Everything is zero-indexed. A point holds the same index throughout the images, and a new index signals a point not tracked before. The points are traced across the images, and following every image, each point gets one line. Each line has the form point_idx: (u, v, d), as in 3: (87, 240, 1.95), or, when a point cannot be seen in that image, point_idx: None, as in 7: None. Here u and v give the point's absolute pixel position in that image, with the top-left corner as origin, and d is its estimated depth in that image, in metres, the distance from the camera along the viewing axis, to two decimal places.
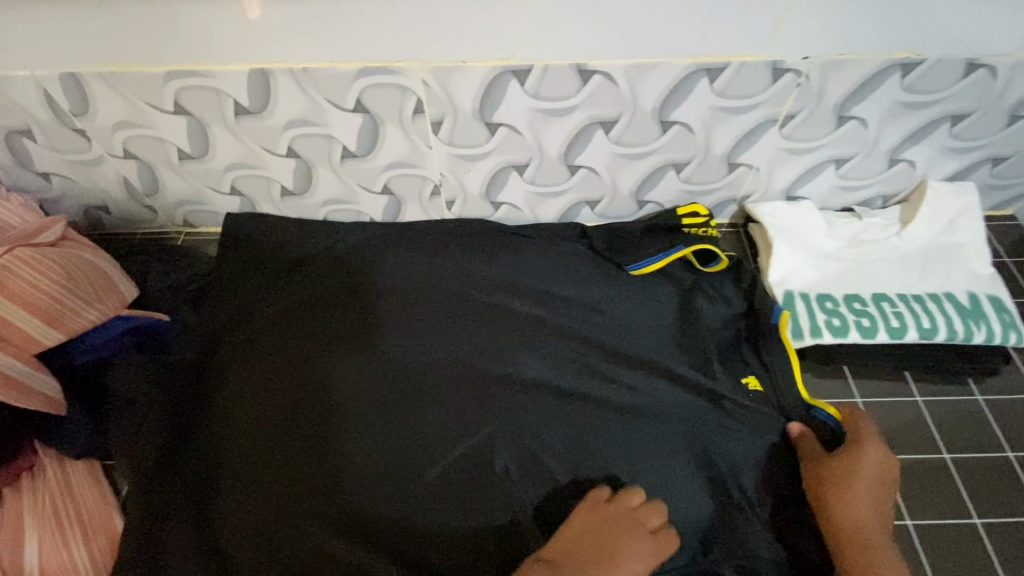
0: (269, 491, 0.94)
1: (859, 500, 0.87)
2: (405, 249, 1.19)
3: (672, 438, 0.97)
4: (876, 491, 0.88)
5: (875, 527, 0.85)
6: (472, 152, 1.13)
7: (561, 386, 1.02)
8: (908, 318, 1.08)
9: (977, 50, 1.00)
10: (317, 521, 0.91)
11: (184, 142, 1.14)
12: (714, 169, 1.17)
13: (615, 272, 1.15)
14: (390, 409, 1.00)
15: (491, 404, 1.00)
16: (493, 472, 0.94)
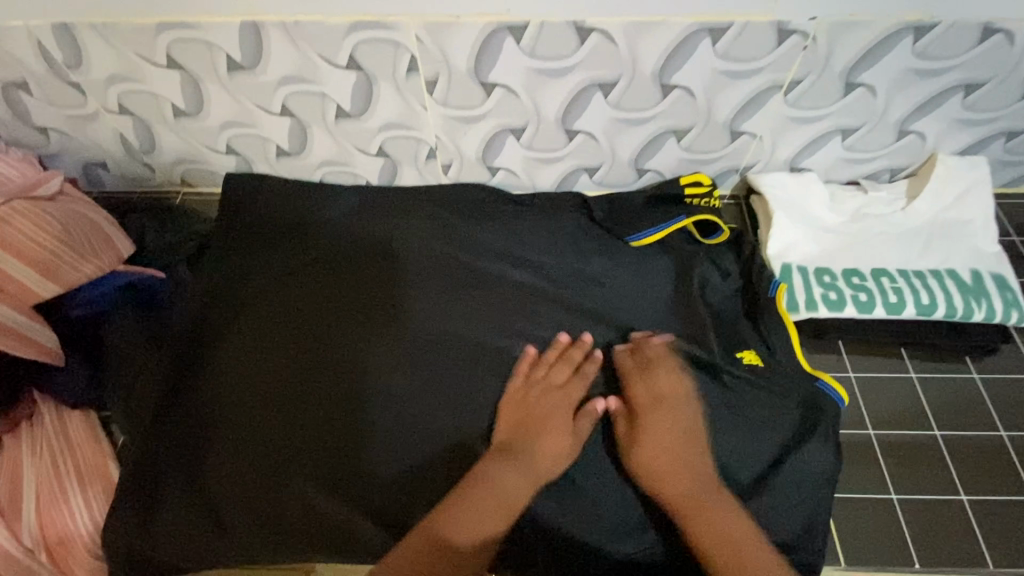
0: (197, 440, 0.73)
1: (662, 473, 0.65)
2: (276, 205, 0.90)
3: None
4: (653, 438, 0.67)
5: (707, 494, 0.63)
6: (354, 117, 0.83)
7: (407, 404, 0.74)
8: (907, 292, 0.78)
9: (991, 12, 0.71)
10: (161, 490, 0.71)
11: (10, 116, 0.86)
12: (624, 175, 0.90)
13: (515, 235, 0.87)
14: (262, 369, 0.77)
15: (378, 411, 0.74)
16: (433, 467, 0.70)
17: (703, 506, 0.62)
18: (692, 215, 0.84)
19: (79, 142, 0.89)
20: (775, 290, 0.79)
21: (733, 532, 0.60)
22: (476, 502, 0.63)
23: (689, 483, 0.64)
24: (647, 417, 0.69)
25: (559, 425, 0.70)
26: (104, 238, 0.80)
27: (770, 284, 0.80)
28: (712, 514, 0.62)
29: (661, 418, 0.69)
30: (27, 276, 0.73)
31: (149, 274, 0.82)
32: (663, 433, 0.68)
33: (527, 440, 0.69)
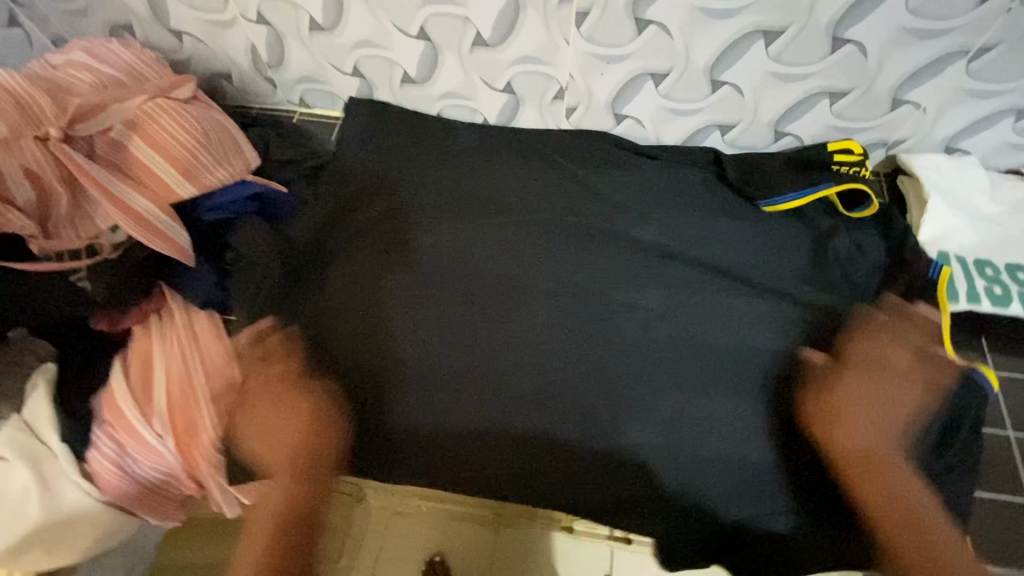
0: (305, 354, 0.75)
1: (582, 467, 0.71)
2: (391, 143, 0.90)
3: (787, 408, 0.71)
4: (858, 389, 0.69)
5: (887, 463, 0.65)
6: (490, 46, 0.80)
7: (512, 343, 0.76)
8: None
9: None
10: (274, 413, 0.72)
11: (148, 15, 0.86)
12: (760, 136, 0.85)
13: (639, 190, 0.86)
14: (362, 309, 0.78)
15: (475, 349, 0.76)
16: (544, 393, 0.73)
17: (886, 468, 0.65)
18: (841, 184, 0.79)
19: (211, 49, 0.90)
20: (940, 273, 0.74)
21: (908, 498, 0.63)
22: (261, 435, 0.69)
23: (868, 455, 0.66)
24: (856, 380, 0.70)
25: (860, 404, 0.68)
26: (236, 147, 0.80)
27: (931, 267, 0.75)
28: (871, 489, 0.64)
29: (879, 390, 0.69)
30: (165, 173, 0.74)
31: (273, 187, 0.82)
32: (874, 430, 0.67)
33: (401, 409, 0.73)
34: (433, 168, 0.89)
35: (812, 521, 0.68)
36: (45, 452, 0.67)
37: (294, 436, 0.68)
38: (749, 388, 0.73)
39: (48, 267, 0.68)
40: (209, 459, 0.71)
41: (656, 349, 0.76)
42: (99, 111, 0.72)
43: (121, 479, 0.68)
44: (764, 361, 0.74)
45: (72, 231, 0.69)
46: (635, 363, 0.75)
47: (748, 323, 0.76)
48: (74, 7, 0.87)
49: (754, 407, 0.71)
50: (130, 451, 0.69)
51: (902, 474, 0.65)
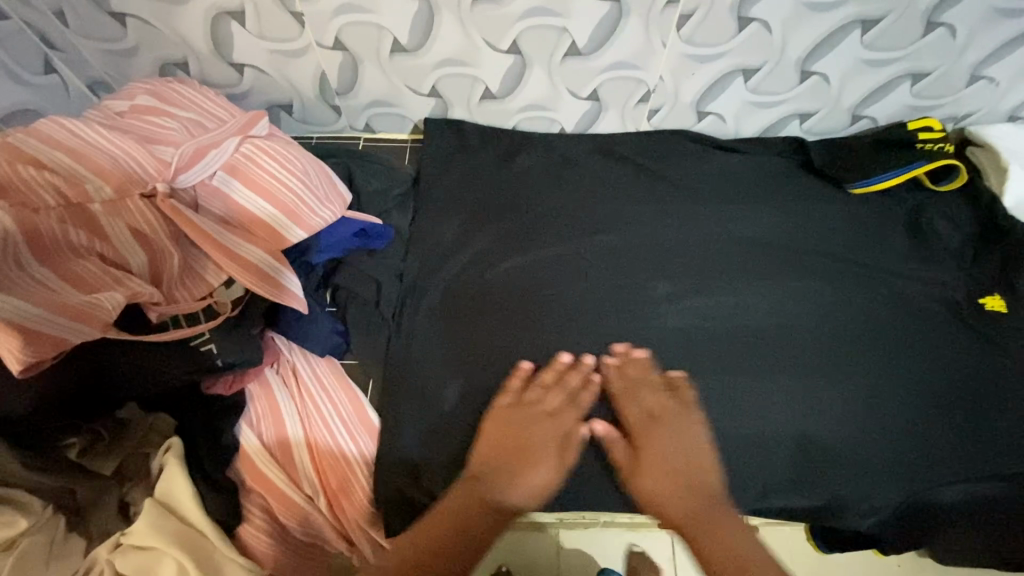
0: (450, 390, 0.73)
1: (648, 473, 0.61)
2: (475, 165, 0.88)
3: (923, 381, 0.73)
4: (670, 472, 0.60)
5: (708, 513, 0.57)
6: (583, 55, 0.79)
7: None
8: None
9: None
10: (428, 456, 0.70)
11: (207, 50, 0.80)
12: (838, 121, 0.88)
13: (729, 184, 0.87)
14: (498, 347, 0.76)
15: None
16: None
17: (716, 532, 0.55)
18: (933, 162, 0.82)
19: (275, 81, 0.85)
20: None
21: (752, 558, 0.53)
22: (502, 452, 0.63)
23: (703, 497, 0.58)
24: (670, 430, 0.63)
25: (660, 434, 0.63)
26: (331, 183, 0.76)
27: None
28: (711, 538, 0.55)
29: (672, 438, 0.63)
30: (272, 218, 0.69)
31: (370, 221, 0.77)
32: (664, 452, 0.62)
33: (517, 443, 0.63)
34: (524, 183, 0.87)
35: (977, 491, 0.68)
36: (196, 531, 0.62)
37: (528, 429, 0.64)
38: (878, 366, 0.74)
39: (176, 335, 0.61)
40: (363, 509, 0.68)
41: (782, 343, 0.77)
42: (198, 158, 0.67)
43: (276, 545, 0.65)
44: (891, 338, 0.76)
45: (186, 292, 0.64)
46: (766, 359, 0.76)
47: (865, 305, 0.78)
48: (121, 46, 0.80)
49: (889, 385, 0.73)
50: (281, 517, 0.66)
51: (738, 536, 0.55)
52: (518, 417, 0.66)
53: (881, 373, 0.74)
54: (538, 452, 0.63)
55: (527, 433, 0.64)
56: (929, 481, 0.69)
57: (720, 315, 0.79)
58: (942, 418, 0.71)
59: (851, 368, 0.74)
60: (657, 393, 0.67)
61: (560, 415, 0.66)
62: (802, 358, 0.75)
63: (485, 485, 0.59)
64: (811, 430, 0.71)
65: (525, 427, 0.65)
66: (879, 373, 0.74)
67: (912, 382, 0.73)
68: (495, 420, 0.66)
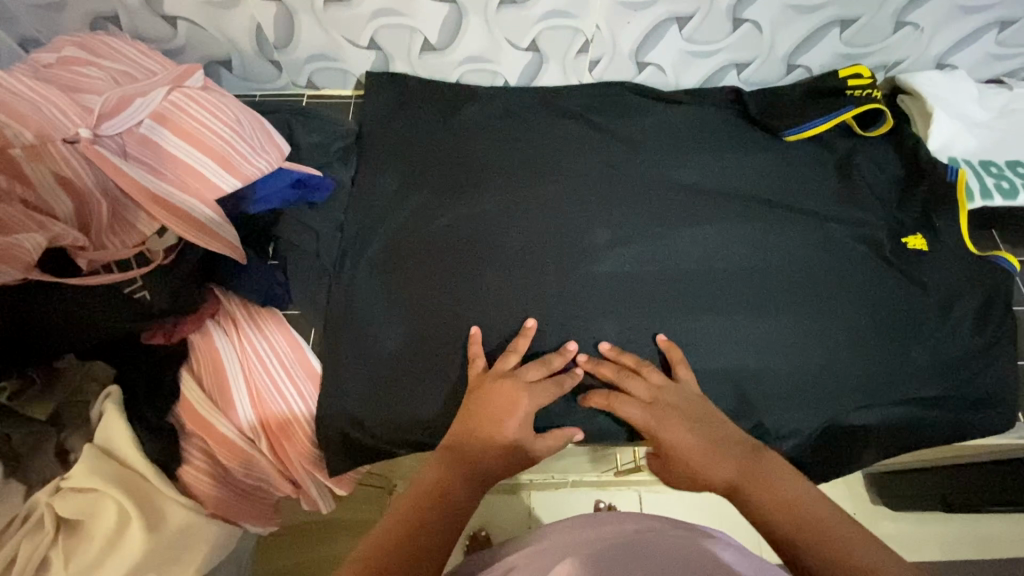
0: (393, 338, 0.75)
1: (688, 455, 0.56)
2: (418, 120, 0.88)
3: (846, 316, 0.77)
4: (698, 436, 0.57)
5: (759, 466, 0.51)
6: (519, 4, 0.79)
7: (585, 307, 0.78)
8: None
9: None
10: (370, 401, 0.72)
11: (136, 1, 0.78)
12: (774, 71, 0.90)
13: (669, 133, 0.89)
14: (439, 291, 0.78)
15: (556, 314, 0.77)
16: (619, 335, 0.77)
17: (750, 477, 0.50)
18: (860, 106, 0.84)
19: (211, 36, 0.84)
20: (957, 175, 0.80)
21: (792, 498, 0.47)
22: (474, 425, 0.59)
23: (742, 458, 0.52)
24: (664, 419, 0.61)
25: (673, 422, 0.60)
26: (267, 135, 0.76)
27: (948, 169, 0.81)
28: (759, 482, 0.49)
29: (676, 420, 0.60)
30: (206, 167, 0.69)
31: (308, 172, 0.77)
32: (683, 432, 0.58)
33: (483, 409, 0.60)
34: (467, 136, 0.88)
35: (884, 413, 0.74)
36: (135, 472, 0.63)
37: (482, 403, 0.61)
38: (805, 302, 0.78)
39: (99, 279, 0.62)
40: (306, 454, 0.71)
41: (716, 284, 0.79)
42: (123, 107, 0.67)
43: (218, 486, 0.68)
44: (818, 278, 0.79)
45: (118, 240, 0.64)
46: (699, 301, 0.78)
47: (795, 247, 0.81)
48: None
49: (814, 321, 0.76)
50: (222, 459, 0.68)
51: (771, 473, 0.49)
52: (491, 392, 0.63)
53: (809, 312, 0.77)
54: (512, 425, 0.59)
55: (499, 405, 0.61)
56: (842, 406, 0.74)
57: (656, 260, 0.81)
58: (861, 348, 0.75)
59: (779, 306, 0.77)
60: (634, 399, 0.65)
61: (538, 387, 0.65)
62: (733, 298, 0.78)
63: (468, 447, 0.56)
64: (739, 363, 0.74)
65: (499, 397, 0.62)
66: (804, 310, 0.77)
67: (836, 317, 0.77)
68: (473, 398, 0.63)
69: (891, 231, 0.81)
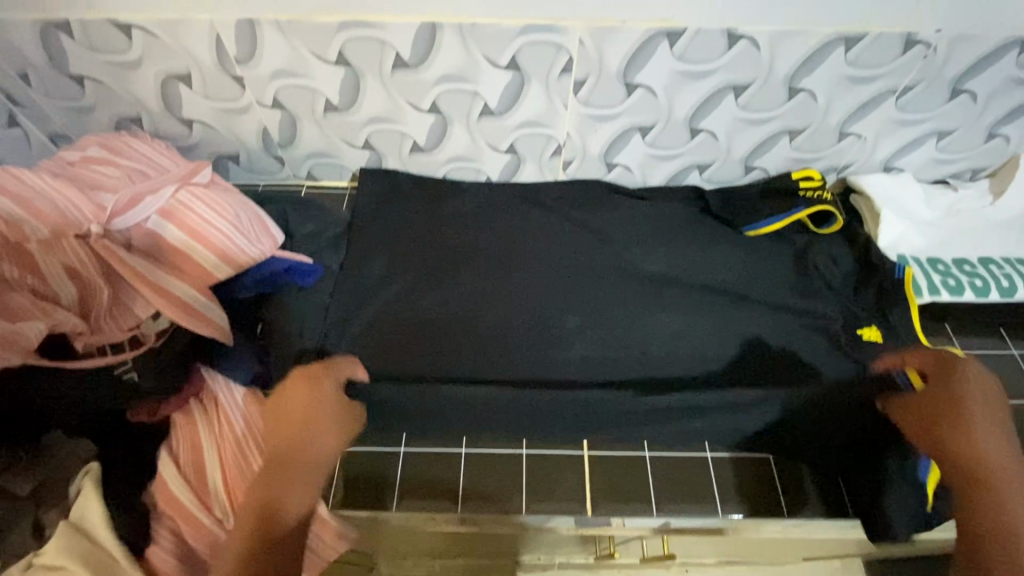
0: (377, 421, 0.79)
1: (979, 434, 0.58)
2: (404, 211, 0.96)
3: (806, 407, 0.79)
4: (997, 439, 0.57)
5: (1005, 493, 0.54)
6: (497, 115, 0.88)
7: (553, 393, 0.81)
8: (1018, 278, 0.87)
9: None
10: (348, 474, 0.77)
11: (159, 107, 0.88)
12: (733, 171, 0.98)
13: (638, 226, 0.96)
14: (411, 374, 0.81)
15: (523, 400, 0.79)
16: (586, 421, 0.79)
17: (1001, 500, 0.53)
18: (811, 207, 0.91)
19: (222, 135, 0.93)
20: (904, 273, 0.85)
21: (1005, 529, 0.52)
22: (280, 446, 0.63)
23: (987, 465, 0.56)
24: (965, 380, 0.62)
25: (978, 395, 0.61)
26: (262, 225, 0.83)
27: (897, 267, 0.86)
28: (997, 512, 0.53)
29: (976, 385, 0.61)
30: (204, 257, 0.76)
31: (299, 260, 0.85)
32: (970, 404, 0.60)
33: (279, 425, 0.64)
34: (451, 226, 0.95)
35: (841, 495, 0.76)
36: (104, 551, 0.63)
37: (285, 415, 0.64)
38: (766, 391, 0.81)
39: (91, 361, 0.68)
40: None
41: (681, 371, 0.83)
42: (134, 203, 0.74)
43: (181, 566, 0.67)
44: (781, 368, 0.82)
45: (114, 323, 0.70)
46: (663, 387, 0.81)
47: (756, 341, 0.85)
48: (79, 105, 0.88)
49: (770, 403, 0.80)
50: (189, 539, 0.68)
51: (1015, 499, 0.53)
52: (292, 406, 0.65)
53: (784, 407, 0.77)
54: (313, 435, 0.63)
55: (292, 415, 0.64)
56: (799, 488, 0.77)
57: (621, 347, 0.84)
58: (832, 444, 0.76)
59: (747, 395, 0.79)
60: (928, 355, 0.67)
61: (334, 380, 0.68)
62: (696, 386, 0.81)
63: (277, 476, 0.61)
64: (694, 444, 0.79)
65: (301, 409, 0.65)
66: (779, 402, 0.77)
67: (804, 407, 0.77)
68: (277, 409, 0.66)
69: (847, 324, 0.85)
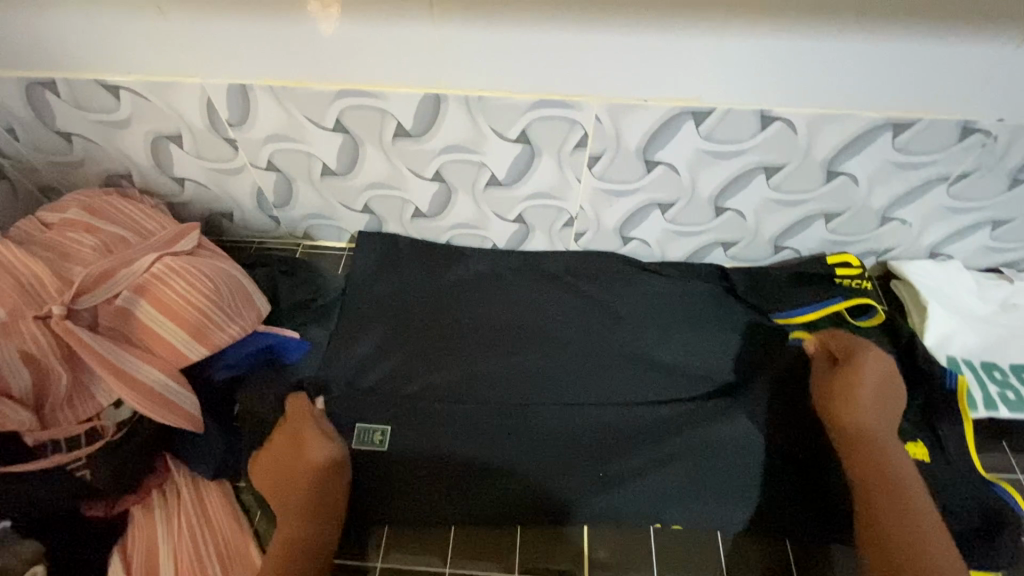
0: (363, 509, 0.73)
1: (871, 419, 0.69)
2: (404, 280, 0.89)
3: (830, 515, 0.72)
4: (883, 427, 0.69)
5: (914, 500, 0.63)
6: (505, 185, 0.82)
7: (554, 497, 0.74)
8: None
9: None
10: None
11: (149, 165, 0.83)
12: (760, 251, 0.90)
13: (652, 310, 0.87)
14: (388, 425, 0.77)
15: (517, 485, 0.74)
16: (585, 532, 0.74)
17: (879, 449, 0.67)
18: (850, 298, 0.83)
19: (215, 194, 0.88)
20: (957, 382, 0.75)
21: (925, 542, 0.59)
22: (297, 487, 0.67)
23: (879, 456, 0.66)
24: (869, 362, 0.72)
25: (876, 378, 0.72)
26: (247, 298, 0.76)
27: (947, 374, 0.76)
28: (905, 522, 0.61)
29: (876, 367, 0.72)
30: (176, 336, 0.69)
31: (283, 335, 0.79)
32: (869, 389, 0.71)
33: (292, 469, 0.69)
34: (451, 299, 0.88)
35: None
36: None
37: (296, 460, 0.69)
38: (791, 502, 0.73)
39: (40, 463, 0.62)
40: None
41: (701, 484, 0.74)
42: (106, 278, 0.69)
43: None
44: (769, 411, 0.77)
45: (70, 412, 0.65)
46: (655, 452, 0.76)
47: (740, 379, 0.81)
48: (68, 160, 0.84)
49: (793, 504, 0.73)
50: None
51: (892, 451, 0.67)
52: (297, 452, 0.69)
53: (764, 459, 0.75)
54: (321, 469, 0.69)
55: (296, 462, 0.69)
56: None
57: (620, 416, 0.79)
58: (817, 484, 0.74)
59: (728, 432, 0.76)
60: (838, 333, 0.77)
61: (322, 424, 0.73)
62: (687, 447, 0.76)
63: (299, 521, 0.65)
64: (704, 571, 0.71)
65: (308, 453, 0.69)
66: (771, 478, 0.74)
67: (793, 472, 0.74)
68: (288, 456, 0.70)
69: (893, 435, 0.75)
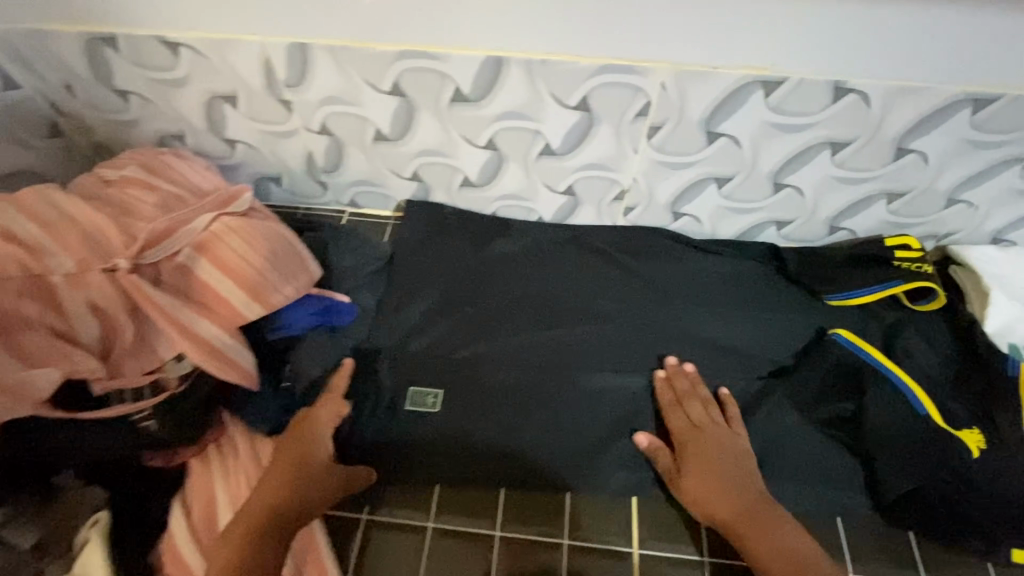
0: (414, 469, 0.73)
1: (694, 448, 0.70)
2: (450, 250, 0.89)
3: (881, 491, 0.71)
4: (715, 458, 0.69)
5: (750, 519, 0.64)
6: (559, 155, 0.80)
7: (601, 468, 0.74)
8: None
9: None
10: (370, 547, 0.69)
11: (201, 125, 0.83)
12: (815, 231, 0.88)
13: (700, 288, 0.86)
14: (441, 389, 0.78)
15: (560, 446, 0.75)
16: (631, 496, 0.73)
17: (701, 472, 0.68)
18: (910, 282, 0.81)
19: (265, 157, 0.88)
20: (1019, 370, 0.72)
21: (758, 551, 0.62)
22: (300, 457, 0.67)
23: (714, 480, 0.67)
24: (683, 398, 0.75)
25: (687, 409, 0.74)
26: (300, 261, 0.76)
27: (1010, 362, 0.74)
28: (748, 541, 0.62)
29: (693, 406, 0.74)
30: (233, 295, 0.70)
31: (336, 299, 0.79)
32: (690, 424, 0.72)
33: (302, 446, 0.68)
34: (498, 270, 0.88)
35: None
36: None
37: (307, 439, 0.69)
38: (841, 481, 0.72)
39: (105, 411, 0.63)
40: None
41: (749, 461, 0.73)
42: (166, 234, 0.70)
43: None
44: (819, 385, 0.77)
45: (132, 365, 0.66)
46: None
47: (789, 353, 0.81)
48: (122, 117, 0.84)
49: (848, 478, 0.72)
50: None
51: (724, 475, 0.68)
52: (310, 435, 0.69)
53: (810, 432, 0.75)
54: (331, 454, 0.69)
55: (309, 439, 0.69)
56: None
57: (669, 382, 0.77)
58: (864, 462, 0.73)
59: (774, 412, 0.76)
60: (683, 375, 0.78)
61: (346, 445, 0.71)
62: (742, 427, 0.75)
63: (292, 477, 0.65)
64: None
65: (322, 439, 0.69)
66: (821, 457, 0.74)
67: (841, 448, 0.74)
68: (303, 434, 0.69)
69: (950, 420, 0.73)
